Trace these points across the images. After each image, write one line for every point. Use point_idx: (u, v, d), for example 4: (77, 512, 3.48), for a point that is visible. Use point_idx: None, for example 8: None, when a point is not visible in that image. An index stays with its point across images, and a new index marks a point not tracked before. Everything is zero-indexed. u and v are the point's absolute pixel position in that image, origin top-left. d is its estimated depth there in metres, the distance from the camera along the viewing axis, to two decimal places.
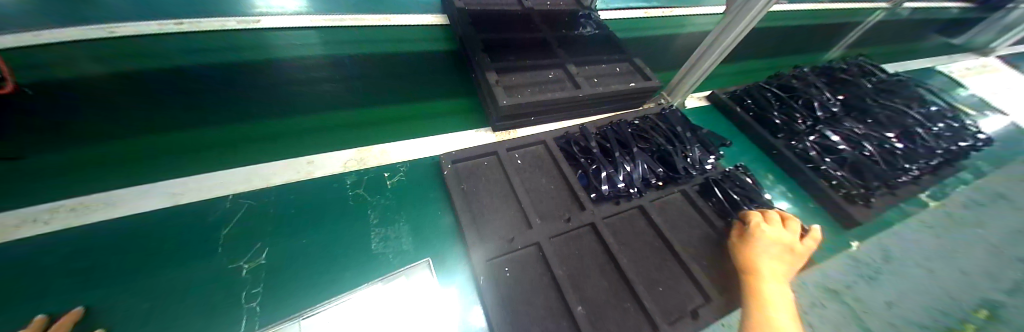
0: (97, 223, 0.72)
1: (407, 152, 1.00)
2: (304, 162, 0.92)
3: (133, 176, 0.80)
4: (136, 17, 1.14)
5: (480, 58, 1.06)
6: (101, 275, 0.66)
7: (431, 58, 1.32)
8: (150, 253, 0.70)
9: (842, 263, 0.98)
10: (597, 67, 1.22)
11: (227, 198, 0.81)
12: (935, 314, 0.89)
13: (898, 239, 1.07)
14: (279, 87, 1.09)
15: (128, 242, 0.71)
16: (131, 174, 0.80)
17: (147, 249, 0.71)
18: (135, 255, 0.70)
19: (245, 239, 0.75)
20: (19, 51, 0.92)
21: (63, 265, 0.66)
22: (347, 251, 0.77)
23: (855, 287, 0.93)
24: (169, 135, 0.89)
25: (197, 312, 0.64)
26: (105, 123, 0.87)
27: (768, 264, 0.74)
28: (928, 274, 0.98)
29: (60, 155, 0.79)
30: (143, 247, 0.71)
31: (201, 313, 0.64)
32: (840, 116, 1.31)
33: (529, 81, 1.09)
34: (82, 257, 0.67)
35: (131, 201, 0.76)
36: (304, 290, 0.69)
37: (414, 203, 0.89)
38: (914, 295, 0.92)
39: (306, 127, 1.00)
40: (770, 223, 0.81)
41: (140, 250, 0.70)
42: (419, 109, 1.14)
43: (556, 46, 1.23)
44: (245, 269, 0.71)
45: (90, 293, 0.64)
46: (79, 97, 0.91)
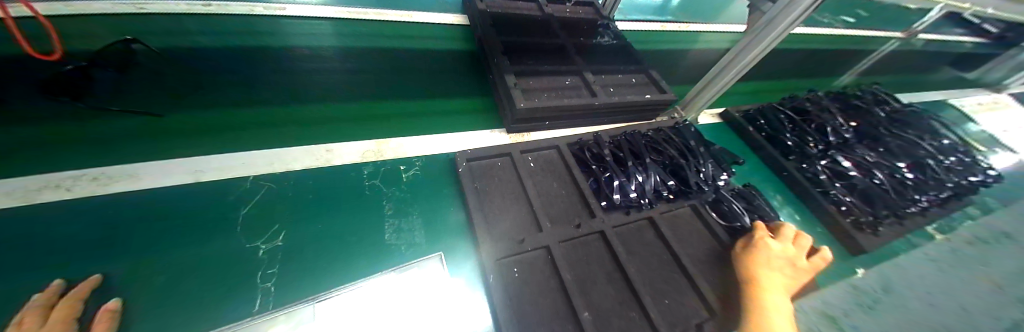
0: (118, 195, 0.73)
1: (423, 147, 1.02)
2: (322, 149, 0.94)
3: (152, 152, 0.81)
4: None
5: (500, 60, 1.07)
6: (121, 245, 0.68)
7: (450, 56, 1.34)
8: (169, 227, 0.72)
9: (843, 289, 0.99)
10: (615, 77, 1.23)
11: (247, 179, 0.82)
12: None
13: None
14: (300, 76, 1.10)
15: (147, 216, 0.72)
16: (151, 149, 0.81)
17: (166, 223, 0.72)
18: (156, 228, 0.71)
19: (264, 220, 0.77)
20: (68, 30, 0.97)
21: (86, 234, 0.67)
22: (362, 241, 0.78)
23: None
24: (192, 113, 0.91)
25: (212, 289, 0.65)
26: (133, 99, 0.89)
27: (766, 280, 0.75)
28: None
29: (88, 126, 0.81)
30: (162, 221, 0.72)
31: (216, 291, 0.65)
32: (852, 142, 1.31)
33: (546, 86, 1.10)
34: (105, 226, 0.69)
35: (152, 176, 0.78)
36: (318, 276, 0.70)
37: (427, 198, 0.90)
38: None
39: (325, 116, 1.02)
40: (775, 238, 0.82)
41: (159, 224, 0.72)
42: (436, 106, 1.16)
43: (574, 53, 1.24)
44: (261, 250, 0.72)
45: (109, 262, 0.65)
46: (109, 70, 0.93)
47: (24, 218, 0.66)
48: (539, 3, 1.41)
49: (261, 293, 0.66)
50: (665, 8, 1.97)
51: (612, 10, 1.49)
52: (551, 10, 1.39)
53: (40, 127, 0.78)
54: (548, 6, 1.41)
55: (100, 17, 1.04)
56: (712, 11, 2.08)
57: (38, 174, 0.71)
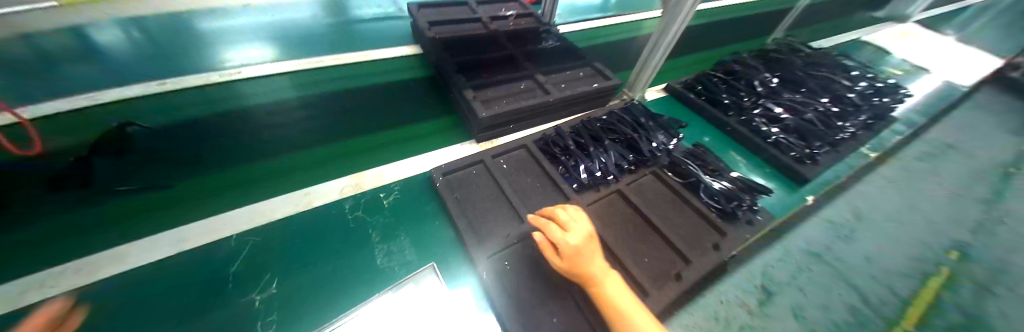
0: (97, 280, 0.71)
1: (399, 172, 1.07)
2: (301, 194, 0.97)
3: (139, 231, 0.80)
4: (109, 77, 1.14)
5: (456, 79, 1.16)
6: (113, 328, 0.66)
7: (410, 85, 1.41)
8: (161, 300, 0.71)
9: (823, 225, 1.11)
10: (564, 74, 1.34)
11: (230, 238, 0.84)
12: (904, 263, 1.05)
13: (864, 197, 1.22)
14: (267, 129, 1.12)
15: (126, 296, 0.70)
16: (138, 229, 0.80)
17: (157, 297, 0.72)
18: (146, 305, 0.70)
19: (254, 272, 0.79)
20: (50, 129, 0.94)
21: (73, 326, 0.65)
22: (356, 270, 0.81)
23: (823, 244, 1.05)
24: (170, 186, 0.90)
25: None
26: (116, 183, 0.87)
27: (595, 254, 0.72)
28: (892, 228, 1.15)
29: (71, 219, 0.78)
30: (151, 296, 0.72)
31: None
32: (778, 89, 1.49)
33: (503, 93, 1.19)
34: (94, 313, 0.67)
35: (137, 254, 0.77)
36: (319, 312, 0.73)
37: (411, 218, 0.95)
38: (888, 251, 1.08)
39: (300, 162, 1.05)
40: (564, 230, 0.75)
41: (149, 300, 0.71)
42: (404, 132, 1.21)
43: (523, 60, 1.34)
44: (257, 301, 0.74)
45: None
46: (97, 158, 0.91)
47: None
48: (483, 21, 1.52)
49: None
50: (599, 6, 2.15)
51: (550, 17, 1.62)
52: (495, 25, 1.50)
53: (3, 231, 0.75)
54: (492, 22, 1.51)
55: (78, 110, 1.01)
56: (641, 1, 2.29)
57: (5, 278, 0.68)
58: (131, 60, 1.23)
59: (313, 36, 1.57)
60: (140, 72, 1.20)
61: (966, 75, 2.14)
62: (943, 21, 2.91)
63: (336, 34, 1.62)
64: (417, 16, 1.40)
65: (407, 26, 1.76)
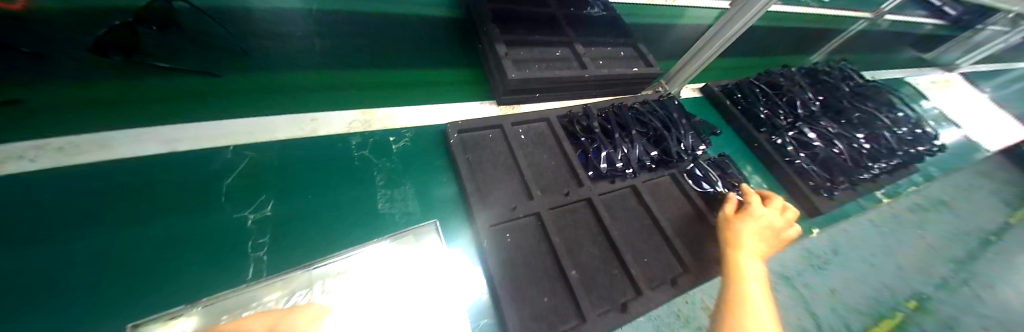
0: (75, 165, 0.67)
1: (413, 118, 1.01)
2: (307, 119, 0.91)
3: (133, 120, 0.76)
4: None
5: (490, 30, 1.05)
6: (98, 219, 0.63)
7: (433, 24, 1.27)
8: (150, 199, 0.68)
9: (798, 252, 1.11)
10: (604, 50, 1.23)
11: (229, 149, 0.80)
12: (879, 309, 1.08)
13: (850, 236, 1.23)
14: (269, 39, 1.02)
15: (116, 192, 0.67)
16: (132, 119, 0.76)
17: (146, 196, 0.69)
18: (133, 200, 0.67)
19: (252, 190, 0.76)
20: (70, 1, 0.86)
21: (57, 209, 0.62)
22: (356, 211, 0.79)
23: (796, 270, 1.07)
24: (170, 81, 0.84)
25: (202, 264, 0.64)
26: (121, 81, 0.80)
27: (753, 248, 0.81)
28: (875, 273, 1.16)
29: (59, 96, 0.73)
30: (140, 193, 0.68)
31: (206, 265, 0.64)
32: (818, 114, 1.41)
33: (537, 57, 1.09)
34: (80, 198, 0.64)
35: (125, 145, 0.72)
36: (315, 247, 0.72)
37: (418, 168, 0.91)
38: (860, 291, 1.10)
39: (307, 85, 0.98)
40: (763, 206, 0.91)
41: (137, 196, 0.68)
42: (421, 78, 1.13)
43: (564, 24, 1.22)
44: (251, 219, 0.72)
45: (82, 236, 0.61)
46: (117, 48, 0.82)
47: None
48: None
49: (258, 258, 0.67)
50: None
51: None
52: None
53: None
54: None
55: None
56: None
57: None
58: None
59: None
60: None
61: (997, 139, 2.08)
62: (989, 77, 2.78)
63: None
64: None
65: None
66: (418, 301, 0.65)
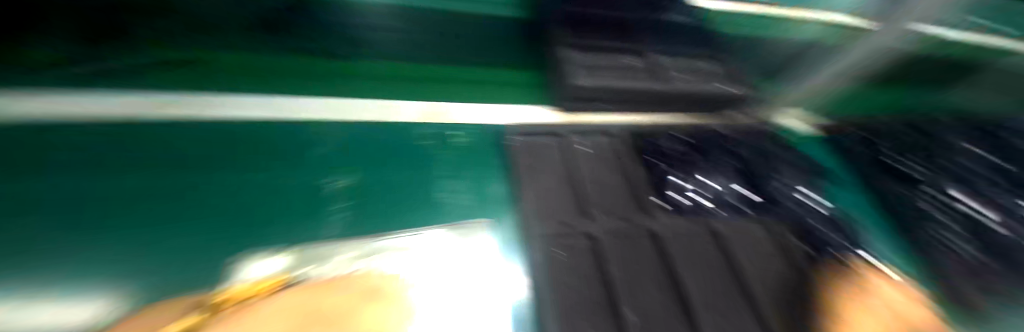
0: (211, 119, 0.82)
1: (471, 115, 1.00)
2: (385, 104, 0.98)
3: (249, 87, 0.92)
4: None
5: (560, 34, 1.04)
6: (225, 162, 0.75)
7: (502, 23, 1.18)
8: (262, 153, 0.79)
9: None
10: (680, 62, 1.12)
11: (322, 123, 0.88)
12: None
13: None
14: (350, 27, 1.05)
15: (224, 146, 0.78)
16: (249, 87, 0.92)
17: (260, 149, 0.79)
18: (250, 152, 0.78)
19: (338, 160, 0.81)
20: None
21: (199, 149, 0.76)
22: (420, 194, 0.79)
23: None
24: (280, 59, 1.00)
25: (286, 216, 0.68)
26: (252, 55, 0.99)
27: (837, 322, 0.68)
28: None
29: (212, 65, 0.95)
30: (256, 146, 0.80)
31: (291, 217, 0.68)
32: (980, 176, 1.08)
33: (610, 65, 1.02)
34: (215, 144, 0.77)
35: (234, 107, 0.85)
36: (379, 221, 0.71)
37: (476, 165, 0.89)
38: None
39: (386, 72, 1.06)
40: (847, 278, 0.77)
41: (253, 148, 0.79)
42: (489, 74, 1.14)
43: (645, 30, 1.14)
44: (331, 186, 0.76)
45: (210, 174, 0.72)
46: (250, 27, 1.00)
47: (119, 128, 0.76)
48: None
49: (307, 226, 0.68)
50: None
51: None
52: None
53: (157, 70, 0.90)
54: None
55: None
56: None
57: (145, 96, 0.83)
58: None
59: None
60: None
61: None
62: None
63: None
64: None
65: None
66: (452, 307, 0.61)
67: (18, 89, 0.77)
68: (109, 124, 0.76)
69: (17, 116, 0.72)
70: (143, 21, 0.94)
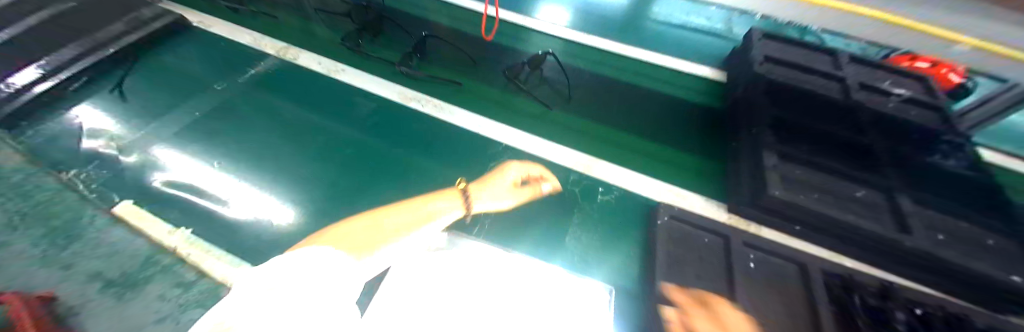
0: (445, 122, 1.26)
1: (624, 180, 1.05)
2: (552, 146, 1.15)
3: (471, 104, 1.32)
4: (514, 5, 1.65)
5: (763, 133, 0.92)
6: (436, 149, 1.17)
7: (688, 108, 1.23)
8: (457, 150, 1.16)
9: None
10: (953, 220, 0.79)
11: (505, 145, 1.16)
12: None
13: None
14: (559, 82, 1.34)
15: (426, 143, 1.18)
16: (471, 104, 1.32)
17: (456, 148, 1.16)
18: (451, 147, 1.17)
19: (503, 177, 1.05)
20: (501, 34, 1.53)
21: (429, 137, 1.21)
22: (552, 229, 0.94)
23: None
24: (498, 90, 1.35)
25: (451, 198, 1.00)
26: (484, 83, 1.38)
27: None
28: None
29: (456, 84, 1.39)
30: (455, 144, 1.18)
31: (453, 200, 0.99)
32: None
33: (822, 184, 0.83)
34: (436, 136, 1.21)
35: (460, 116, 1.27)
36: (512, 236, 0.91)
37: (613, 227, 0.95)
38: None
39: (565, 121, 1.23)
40: None
41: (454, 145, 1.17)
42: (655, 149, 1.12)
43: (889, 162, 0.87)
44: (492, 193, 1.00)
45: (427, 155, 1.15)
46: (493, 67, 1.43)
47: (401, 107, 1.32)
48: (836, 60, 1.13)
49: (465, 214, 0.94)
50: None
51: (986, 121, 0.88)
52: (853, 75, 1.08)
53: (433, 81, 1.41)
54: (853, 76, 1.07)
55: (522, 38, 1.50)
56: None
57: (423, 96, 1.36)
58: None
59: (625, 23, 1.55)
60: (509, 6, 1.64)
61: None
62: None
63: (640, 18, 1.57)
64: (757, 29, 1.19)
65: (728, 41, 1.44)
66: None
67: (383, 79, 1.43)
68: (397, 105, 1.33)
69: (375, 91, 1.39)
70: (442, 52, 1.50)
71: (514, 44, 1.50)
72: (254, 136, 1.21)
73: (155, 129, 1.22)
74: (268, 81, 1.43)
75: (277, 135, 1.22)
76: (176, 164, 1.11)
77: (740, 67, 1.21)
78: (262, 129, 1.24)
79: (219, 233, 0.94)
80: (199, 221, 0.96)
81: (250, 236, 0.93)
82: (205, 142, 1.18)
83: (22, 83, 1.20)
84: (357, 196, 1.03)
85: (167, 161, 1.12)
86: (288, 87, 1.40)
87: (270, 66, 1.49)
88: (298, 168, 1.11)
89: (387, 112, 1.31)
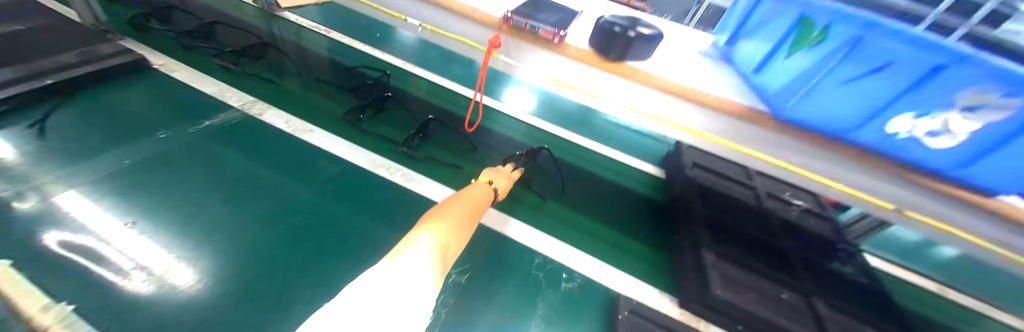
0: (412, 194, 1.28)
1: (584, 266, 1.10)
2: (516, 225, 1.20)
3: (441, 178, 1.36)
4: (490, 89, 1.83)
5: (700, 234, 1.05)
6: (391, 220, 1.18)
7: (637, 199, 1.37)
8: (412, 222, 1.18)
9: None
10: (858, 323, 0.92)
11: None
12: None
13: None
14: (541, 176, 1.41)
15: (385, 213, 1.19)
16: (441, 177, 1.36)
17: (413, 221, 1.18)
18: (405, 218, 1.19)
19: (466, 259, 1.06)
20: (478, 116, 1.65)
21: (384, 207, 1.22)
22: (512, 319, 0.93)
23: None
24: (467, 166, 1.42)
25: None
26: (457, 159, 1.44)
27: None
28: None
29: (430, 157, 1.42)
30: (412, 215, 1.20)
31: None
32: None
33: (751, 284, 0.94)
34: (392, 206, 1.22)
35: (428, 189, 1.30)
36: (472, 326, 0.90)
37: (572, 318, 0.96)
38: None
39: (529, 202, 1.29)
40: None
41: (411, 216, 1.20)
42: (611, 236, 1.21)
43: (800, 266, 1.02)
44: (452, 276, 1.01)
45: (378, 225, 1.15)
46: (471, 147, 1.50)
47: (368, 174, 1.32)
48: (749, 171, 1.34)
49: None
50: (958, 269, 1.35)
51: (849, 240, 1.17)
52: (763, 185, 1.27)
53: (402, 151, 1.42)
54: (763, 186, 1.26)
55: (494, 122, 1.63)
56: None
57: (392, 164, 1.37)
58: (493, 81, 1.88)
59: (580, 117, 1.78)
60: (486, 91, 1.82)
61: None
62: None
63: (593, 115, 1.80)
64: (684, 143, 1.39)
65: (662, 144, 1.68)
66: None
67: (355, 144, 1.44)
68: (364, 171, 1.33)
69: (342, 155, 1.38)
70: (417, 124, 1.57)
71: (483, 125, 1.61)
72: (193, 193, 1.14)
73: (71, 174, 1.10)
74: (228, 133, 1.37)
75: (223, 195, 1.15)
76: (87, 218, 0.99)
77: (675, 169, 1.39)
78: (208, 186, 1.17)
79: (116, 313, 0.83)
80: (89, 297, 0.84)
81: (162, 311, 0.85)
82: (131, 194, 1.09)
83: None
84: (294, 271, 0.98)
85: (73, 212, 1.00)
86: (246, 142, 1.36)
87: (232, 119, 1.45)
88: (236, 232, 1.05)
89: (353, 176, 1.30)
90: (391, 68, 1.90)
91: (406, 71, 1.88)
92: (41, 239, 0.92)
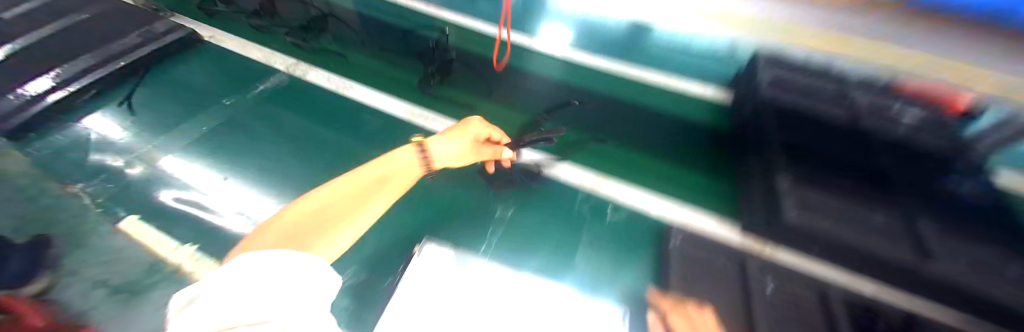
0: None
1: (632, 197, 1.06)
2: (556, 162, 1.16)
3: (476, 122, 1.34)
4: (520, 21, 1.65)
5: (775, 157, 0.94)
6: None
7: (690, 127, 1.24)
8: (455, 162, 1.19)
9: None
10: (971, 245, 0.79)
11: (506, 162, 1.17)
12: None
13: None
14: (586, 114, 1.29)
15: None
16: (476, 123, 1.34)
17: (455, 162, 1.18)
18: None
19: (507, 194, 1.06)
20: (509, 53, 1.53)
21: None
22: (559, 246, 0.95)
23: None
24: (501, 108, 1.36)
25: (445, 209, 1.01)
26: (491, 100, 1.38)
27: None
28: None
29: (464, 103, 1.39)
30: None
31: (450, 211, 1.01)
32: None
33: (832, 208, 0.85)
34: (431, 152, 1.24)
35: None
36: (522, 252, 0.93)
37: (623, 245, 0.95)
38: None
39: (569, 140, 1.24)
40: None
41: None
42: (663, 167, 1.13)
43: (902, 186, 0.88)
44: (496, 210, 1.02)
45: None
46: (506, 89, 1.41)
47: (408, 124, 1.33)
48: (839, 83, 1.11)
49: (472, 233, 0.97)
50: None
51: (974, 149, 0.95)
52: (858, 99, 1.06)
53: (437, 101, 1.42)
54: (857, 101, 1.05)
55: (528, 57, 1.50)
56: None
57: (427, 113, 1.38)
58: (522, 10, 1.69)
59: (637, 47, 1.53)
60: (515, 24, 1.64)
61: None
62: None
63: (648, 38, 1.57)
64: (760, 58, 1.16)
65: (727, 62, 1.42)
66: None
67: (390, 96, 1.45)
68: (404, 121, 1.35)
69: (379, 107, 1.40)
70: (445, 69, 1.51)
71: (512, 63, 1.48)
72: (259, 150, 1.25)
73: (164, 143, 1.26)
74: (276, 96, 1.45)
75: (284, 151, 1.25)
76: (185, 177, 1.16)
77: (744, 90, 1.21)
78: (270, 145, 1.27)
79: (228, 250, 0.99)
80: (206, 238, 1.02)
81: None
82: (213, 155, 1.22)
83: (39, 91, 1.29)
84: None
85: (175, 172, 1.17)
86: (293, 101, 1.43)
87: (279, 82, 1.51)
88: (303, 183, 1.15)
89: (394, 126, 1.33)
90: (413, 13, 1.78)
91: (428, 15, 1.76)
92: (156, 195, 1.11)
